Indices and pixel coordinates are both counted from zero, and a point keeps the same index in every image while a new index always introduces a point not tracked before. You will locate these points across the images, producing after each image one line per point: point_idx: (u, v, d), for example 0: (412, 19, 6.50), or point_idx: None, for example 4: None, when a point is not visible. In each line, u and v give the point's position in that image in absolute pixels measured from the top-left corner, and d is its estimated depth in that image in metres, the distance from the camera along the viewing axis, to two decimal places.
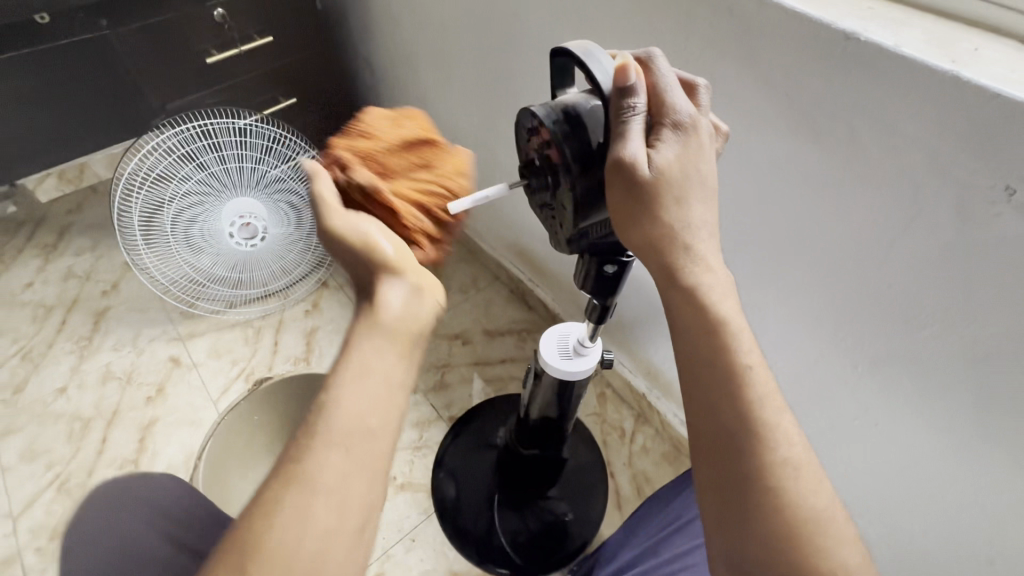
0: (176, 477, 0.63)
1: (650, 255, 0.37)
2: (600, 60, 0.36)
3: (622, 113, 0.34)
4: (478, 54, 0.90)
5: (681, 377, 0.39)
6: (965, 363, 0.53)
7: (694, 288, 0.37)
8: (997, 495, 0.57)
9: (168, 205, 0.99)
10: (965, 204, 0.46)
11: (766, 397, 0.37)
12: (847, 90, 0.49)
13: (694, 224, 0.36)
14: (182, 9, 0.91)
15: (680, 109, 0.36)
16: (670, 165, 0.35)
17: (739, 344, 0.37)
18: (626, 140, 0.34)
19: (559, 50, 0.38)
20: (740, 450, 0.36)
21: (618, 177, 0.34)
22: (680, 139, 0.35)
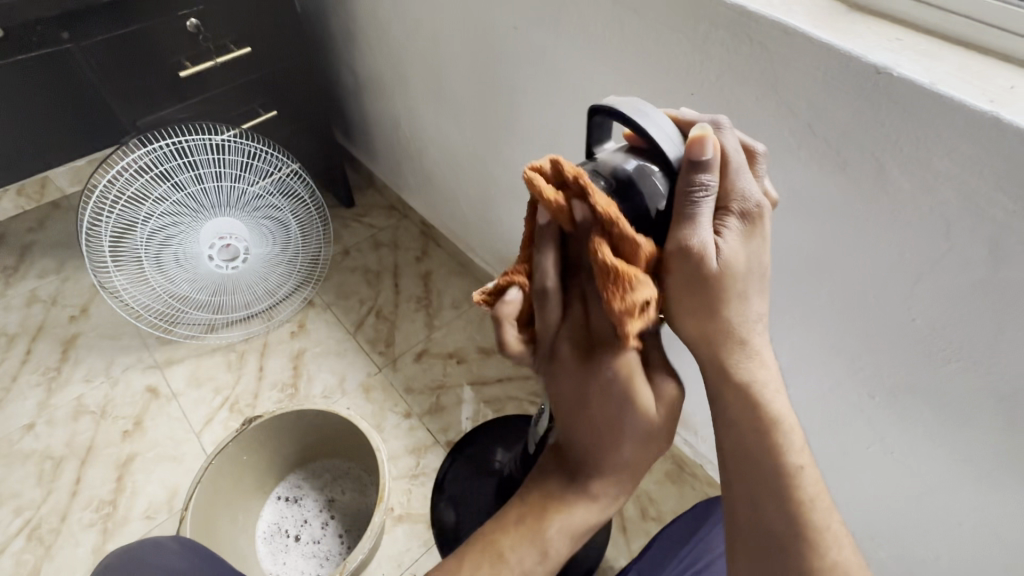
0: (178, 542, 0.57)
1: (701, 345, 0.39)
2: (655, 119, 0.36)
3: (692, 192, 0.35)
4: (472, 68, 0.85)
5: (729, 468, 0.41)
6: (990, 399, 0.52)
7: (745, 384, 0.39)
8: (1015, 527, 0.57)
9: (141, 226, 0.91)
10: (1000, 245, 0.45)
11: (816, 498, 0.39)
12: (878, 127, 0.47)
13: (752, 318, 0.39)
14: (152, 19, 0.85)
15: (747, 192, 0.38)
16: (735, 254, 0.37)
17: (791, 447, 0.39)
18: (694, 225, 0.36)
19: (604, 105, 0.37)
20: (784, 549, 0.39)
21: (682, 265, 0.36)
22: (745, 228, 0.38)
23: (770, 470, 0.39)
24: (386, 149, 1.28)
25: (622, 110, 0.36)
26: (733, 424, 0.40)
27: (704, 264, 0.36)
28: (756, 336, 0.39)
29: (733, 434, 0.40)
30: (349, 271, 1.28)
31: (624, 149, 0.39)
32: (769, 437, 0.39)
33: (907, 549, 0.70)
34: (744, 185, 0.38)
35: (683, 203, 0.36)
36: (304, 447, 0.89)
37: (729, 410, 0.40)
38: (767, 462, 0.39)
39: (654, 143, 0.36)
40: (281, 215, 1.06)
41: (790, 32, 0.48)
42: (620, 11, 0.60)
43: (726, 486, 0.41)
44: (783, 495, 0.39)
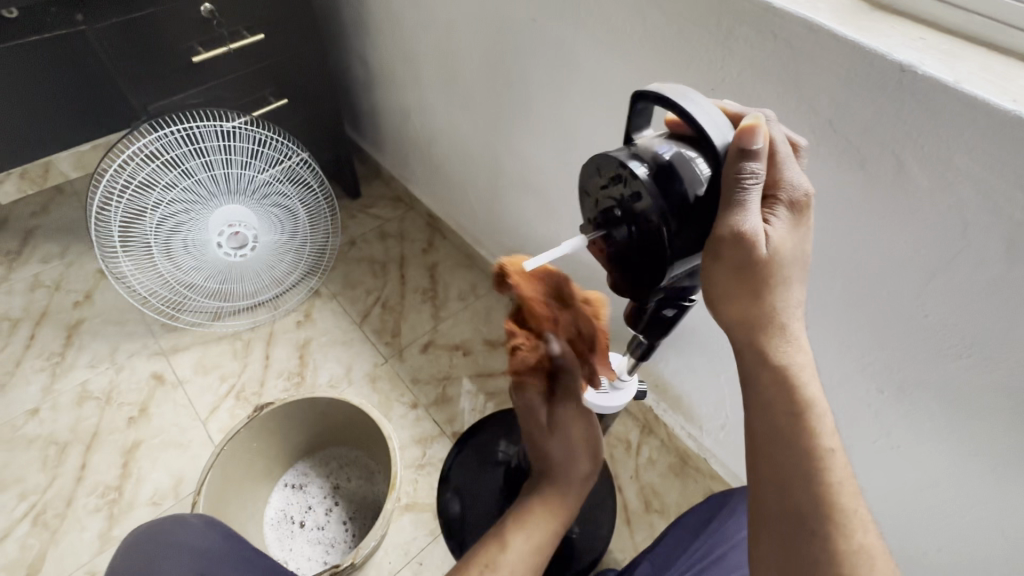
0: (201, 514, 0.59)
1: (740, 330, 0.41)
2: (701, 105, 0.37)
3: (742, 179, 0.36)
4: (487, 61, 0.86)
5: (757, 447, 0.42)
6: (998, 394, 0.53)
7: (782, 368, 0.40)
8: (1017, 519, 0.58)
9: (151, 212, 0.91)
10: (1016, 243, 0.46)
11: (843, 482, 0.40)
12: (899, 124, 0.48)
13: (792, 304, 0.39)
14: (166, 3, 0.84)
15: (794, 182, 0.39)
16: (783, 241, 0.38)
17: (822, 429, 0.40)
18: (744, 213, 0.36)
19: (649, 91, 0.38)
20: (809, 529, 0.39)
21: (732, 251, 0.37)
22: (792, 216, 0.39)
23: (800, 449, 0.40)
24: (394, 140, 1.28)
25: (669, 95, 0.37)
26: (766, 405, 0.41)
27: (753, 250, 0.36)
28: (795, 323, 0.40)
29: (766, 415, 0.41)
30: (356, 262, 1.28)
31: (666, 136, 0.41)
32: (800, 419, 0.40)
33: (908, 541, 0.72)
34: (791, 175, 0.39)
35: (732, 190, 0.36)
36: (313, 435, 0.89)
37: (763, 393, 0.41)
38: (797, 441, 0.40)
39: (703, 129, 0.37)
40: (290, 203, 1.06)
41: (816, 29, 0.49)
42: (642, 5, 0.60)
43: (753, 466, 0.42)
44: (810, 476, 0.40)
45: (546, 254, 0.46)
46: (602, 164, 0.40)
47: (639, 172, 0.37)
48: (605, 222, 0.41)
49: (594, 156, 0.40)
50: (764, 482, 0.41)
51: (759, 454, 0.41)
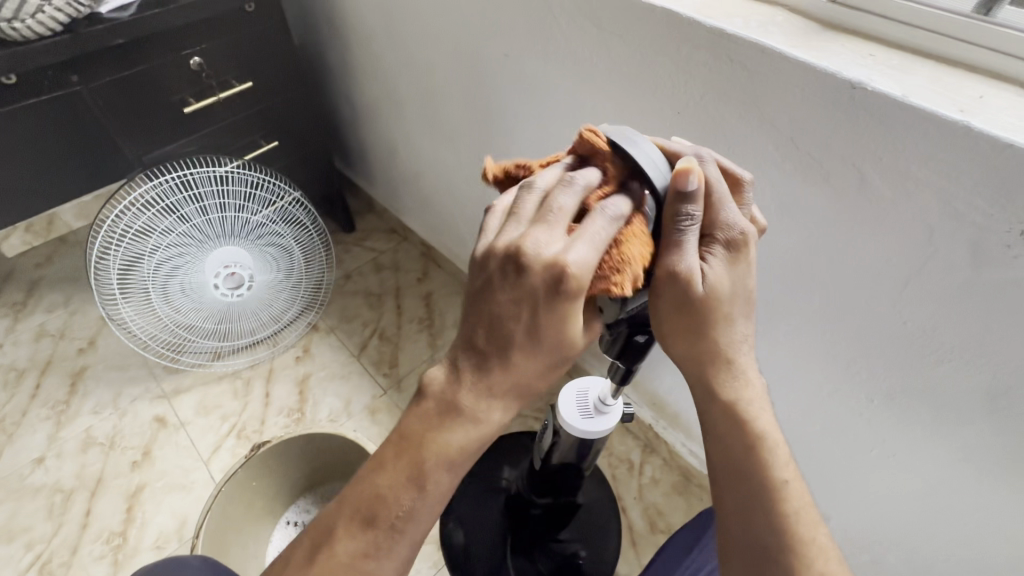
0: (205, 556, 0.59)
1: (690, 364, 0.43)
2: (642, 146, 0.40)
3: (679, 220, 0.38)
4: (466, 95, 0.88)
5: (720, 483, 0.45)
6: (984, 396, 0.53)
7: (731, 403, 0.43)
8: (1017, 523, 0.57)
9: (148, 258, 0.93)
10: (979, 247, 0.46)
11: (801, 510, 0.43)
12: (856, 138, 0.49)
13: (736, 339, 0.42)
14: (157, 59, 0.88)
15: (731, 223, 0.40)
16: (721, 278, 0.40)
17: (775, 462, 0.43)
18: (681, 252, 0.38)
19: (599, 131, 0.41)
20: (772, 563, 0.42)
21: (671, 289, 0.39)
22: (729, 254, 0.40)
23: (756, 482, 0.43)
24: (384, 174, 1.31)
25: (614, 137, 0.40)
26: (721, 440, 0.44)
27: (691, 287, 0.38)
28: (742, 356, 0.43)
29: (722, 451, 0.44)
30: (352, 295, 1.30)
31: None
32: (755, 452, 0.43)
33: (915, 551, 0.70)
34: (727, 217, 0.40)
35: (671, 229, 0.38)
36: (312, 470, 0.89)
37: (716, 428, 0.44)
38: (751, 474, 0.43)
39: (642, 169, 0.38)
40: (284, 241, 1.08)
41: (768, 53, 0.50)
42: (605, 38, 0.62)
43: (717, 499, 0.46)
44: (768, 506, 0.43)
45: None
46: None
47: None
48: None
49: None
50: (726, 514, 0.45)
51: (721, 489, 0.45)
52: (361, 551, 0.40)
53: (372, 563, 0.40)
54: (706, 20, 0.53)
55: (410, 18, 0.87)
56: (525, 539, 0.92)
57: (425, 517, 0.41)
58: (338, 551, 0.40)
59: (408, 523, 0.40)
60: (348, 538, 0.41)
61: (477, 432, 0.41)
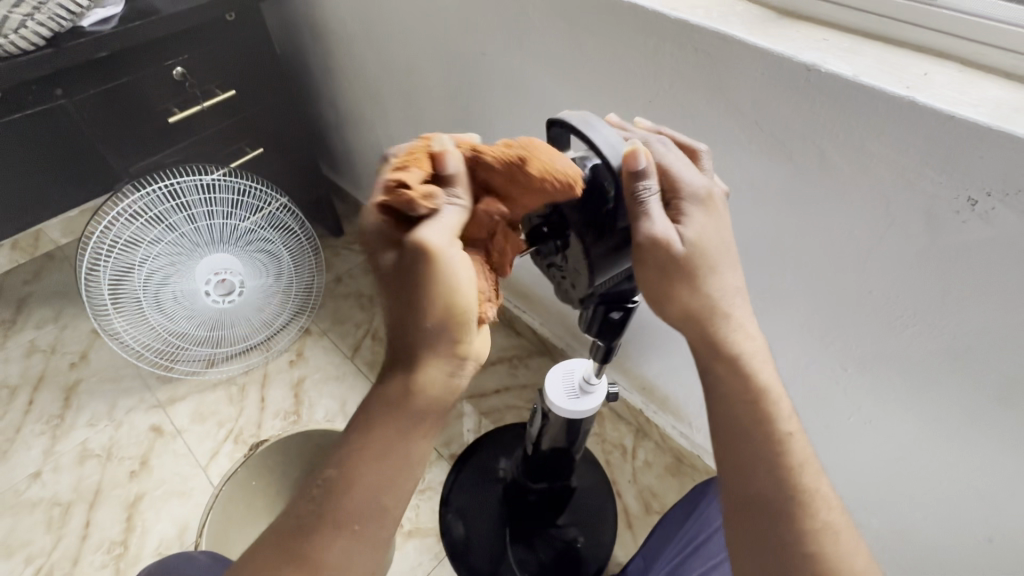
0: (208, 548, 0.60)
1: (687, 324, 0.45)
2: (600, 130, 0.42)
3: (637, 195, 0.41)
4: (446, 95, 0.91)
5: (726, 441, 0.46)
6: (948, 356, 0.56)
7: (734, 357, 0.45)
8: (985, 475, 0.61)
9: (139, 268, 0.94)
10: (933, 214, 0.49)
11: (805, 463, 0.45)
12: (815, 118, 0.52)
13: (730, 291, 0.45)
14: (140, 71, 0.90)
15: (693, 183, 0.44)
16: (700, 235, 0.43)
17: (779, 415, 0.46)
18: (653, 219, 0.41)
19: (558, 118, 0.42)
20: (781, 515, 0.44)
21: (653, 253, 0.42)
22: (703, 210, 0.44)
23: (763, 437, 0.45)
24: (370, 177, 1.33)
25: (572, 122, 0.41)
26: (726, 394, 0.46)
27: (671, 250, 0.42)
28: (737, 309, 0.46)
29: (728, 408, 0.46)
30: (342, 297, 1.31)
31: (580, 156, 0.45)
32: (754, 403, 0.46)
33: (897, 514, 0.73)
34: (689, 179, 0.44)
35: (632, 204, 0.41)
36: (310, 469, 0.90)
37: (720, 385, 0.46)
38: (756, 428, 0.45)
39: (600, 150, 0.40)
40: (273, 247, 1.09)
41: (729, 40, 0.53)
42: (577, 33, 0.65)
43: (722, 459, 0.47)
44: (775, 458, 0.45)
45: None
46: None
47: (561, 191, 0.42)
48: (533, 236, 0.46)
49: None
50: (730, 472, 0.46)
51: (727, 448, 0.46)
52: (296, 529, 0.41)
53: (307, 543, 0.41)
54: (671, 11, 0.56)
55: (389, 21, 0.89)
56: (526, 527, 0.94)
57: (357, 490, 0.41)
58: (281, 530, 0.42)
59: (339, 492, 0.41)
60: (290, 519, 0.42)
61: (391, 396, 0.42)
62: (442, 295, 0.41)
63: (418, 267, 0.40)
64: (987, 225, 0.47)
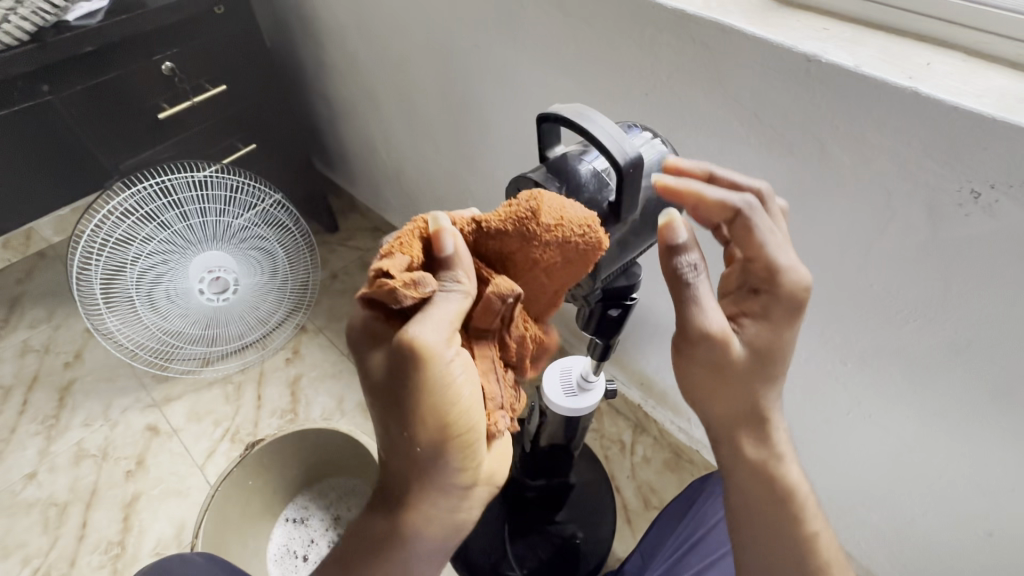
0: (201, 550, 0.59)
1: (721, 425, 0.45)
2: (600, 121, 0.38)
3: (678, 273, 0.41)
4: (440, 89, 0.89)
5: (751, 535, 0.48)
6: (949, 350, 0.56)
7: (761, 463, 0.45)
8: (985, 469, 0.61)
9: (131, 266, 0.93)
10: (935, 206, 0.49)
11: (830, 559, 0.47)
12: (816, 110, 0.51)
13: (774, 394, 0.44)
14: (128, 66, 0.88)
15: (781, 270, 0.41)
16: (760, 338, 0.42)
17: (807, 516, 0.47)
18: (703, 311, 0.41)
19: (551, 112, 0.39)
20: None
21: (705, 349, 0.41)
22: (776, 311, 0.42)
23: (789, 537, 0.47)
24: (365, 172, 1.31)
25: (568, 116, 0.38)
26: (750, 495, 0.46)
27: (725, 349, 0.41)
28: (776, 414, 0.45)
29: (752, 507, 0.47)
30: (339, 294, 1.30)
31: (576, 148, 0.42)
32: (756, 432, 0.45)
33: (897, 509, 0.73)
34: (777, 264, 0.41)
35: (675, 282, 0.41)
36: (308, 468, 0.90)
37: (744, 485, 0.46)
38: (784, 528, 0.47)
39: (603, 144, 0.37)
40: (267, 244, 1.08)
41: (728, 30, 0.52)
42: (572, 24, 0.64)
43: (743, 546, 0.48)
44: (803, 558, 0.47)
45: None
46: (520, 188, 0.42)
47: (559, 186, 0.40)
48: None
49: (514, 177, 0.42)
50: (753, 563, 0.48)
51: (750, 540, 0.48)
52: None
53: None
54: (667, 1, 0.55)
55: (381, 14, 0.88)
56: (525, 522, 0.94)
57: None
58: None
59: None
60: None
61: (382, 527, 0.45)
62: (440, 413, 0.40)
63: (412, 369, 0.38)
64: (991, 218, 0.46)
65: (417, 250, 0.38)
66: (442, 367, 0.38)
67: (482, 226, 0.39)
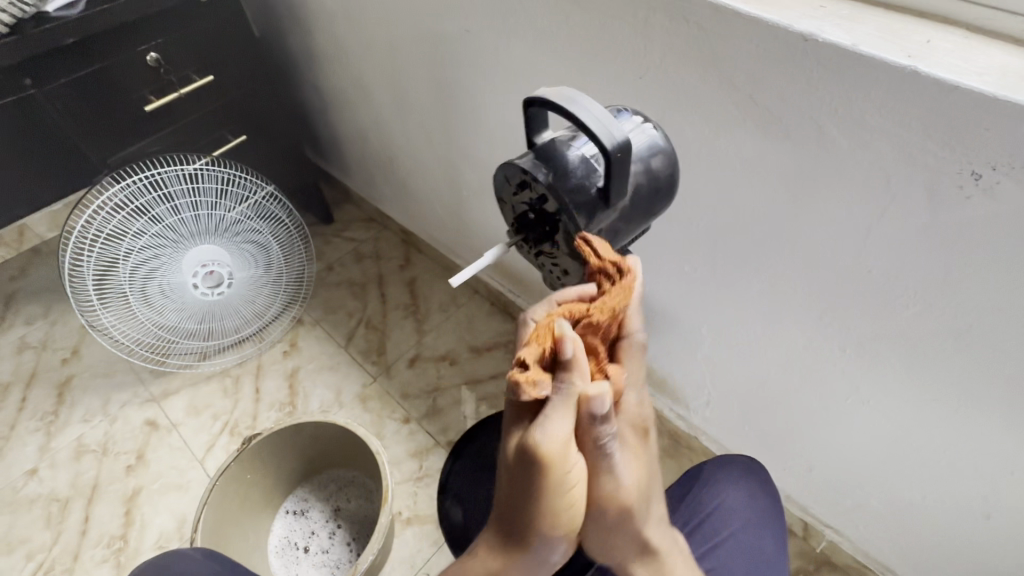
0: (197, 546, 0.59)
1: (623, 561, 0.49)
2: (586, 106, 0.36)
3: (599, 441, 0.42)
4: (430, 75, 0.88)
5: None
6: (947, 335, 0.55)
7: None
8: (982, 453, 0.61)
9: (123, 261, 0.93)
10: (935, 189, 0.47)
11: None
12: (812, 91, 0.49)
13: (656, 521, 0.49)
14: (112, 57, 0.86)
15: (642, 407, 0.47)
16: (643, 478, 0.46)
17: None
18: (610, 472, 0.44)
19: (536, 95, 0.37)
20: None
21: (611, 508, 0.44)
22: (642, 442, 0.47)
23: None
24: (358, 162, 1.30)
25: (554, 99, 0.36)
26: None
27: (626, 505, 0.45)
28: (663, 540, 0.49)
29: None
30: (335, 286, 1.30)
31: (564, 134, 0.41)
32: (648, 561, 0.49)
33: (895, 493, 0.73)
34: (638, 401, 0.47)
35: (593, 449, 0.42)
36: (307, 461, 0.90)
37: None
38: None
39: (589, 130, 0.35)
40: (261, 237, 1.07)
41: (721, 9, 0.50)
42: (562, 6, 0.62)
43: None
44: None
45: (474, 265, 0.45)
46: (506, 175, 0.40)
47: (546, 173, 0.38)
48: (521, 225, 0.42)
49: (500, 165, 0.41)
50: None
51: None
52: None
53: None
54: None
55: None
56: None
57: None
58: None
59: None
60: None
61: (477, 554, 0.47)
62: (557, 497, 0.41)
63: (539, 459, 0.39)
64: (991, 200, 0.45)
65: (551, 346, 0.39)
66: (570, 456, 0.40)
67: (582, 320, 0.39)
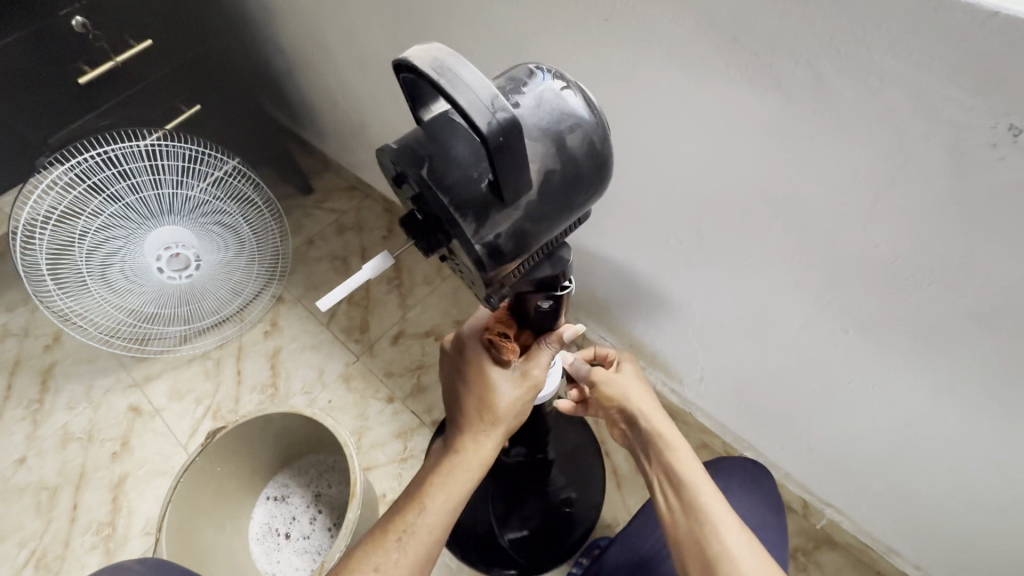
0: (144, 558, 0.56)
1: None
2: (462, 76, 0.28)
3: None
4: (385, 27, 0.77)
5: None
6: (969, 320, 0.47)
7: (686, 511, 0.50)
8: (1003, 446, 0.53)
9: (80, 242, 0.87)
10: (960, 148, 0.38)
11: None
12: (808, 28, 0.39)
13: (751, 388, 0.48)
14: (31, 24, 0.77)
15: None
16: None
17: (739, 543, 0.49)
18: None
19: (403, 61, 0.29)
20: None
21: None
22: None
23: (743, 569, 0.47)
24: (331, 127, 1.21)
25: (419, 69, 0.28)
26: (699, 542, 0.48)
27: None
28: None
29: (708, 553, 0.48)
30: (315, 261, 1.24)
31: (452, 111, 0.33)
32: None
33: (905, 480, 0.67)
34: None
35: None
36: (285, 448, 0.88)
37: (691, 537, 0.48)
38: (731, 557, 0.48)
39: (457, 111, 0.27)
40: (230, 216, 1.01)
41: None
42: None
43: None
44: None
45: (346, 283, 0.41)
46: (385, 164, 0.34)
47: (424, 164, 0.31)
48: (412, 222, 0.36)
49: (380, 149, 0.34)
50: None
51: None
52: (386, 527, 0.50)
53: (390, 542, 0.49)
54: None
55: None
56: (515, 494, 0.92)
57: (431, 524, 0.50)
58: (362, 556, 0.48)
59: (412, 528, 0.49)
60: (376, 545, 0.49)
61: (462, 463, 0.52)
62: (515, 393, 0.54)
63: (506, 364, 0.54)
64: None
65: None
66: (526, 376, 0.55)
67: None
